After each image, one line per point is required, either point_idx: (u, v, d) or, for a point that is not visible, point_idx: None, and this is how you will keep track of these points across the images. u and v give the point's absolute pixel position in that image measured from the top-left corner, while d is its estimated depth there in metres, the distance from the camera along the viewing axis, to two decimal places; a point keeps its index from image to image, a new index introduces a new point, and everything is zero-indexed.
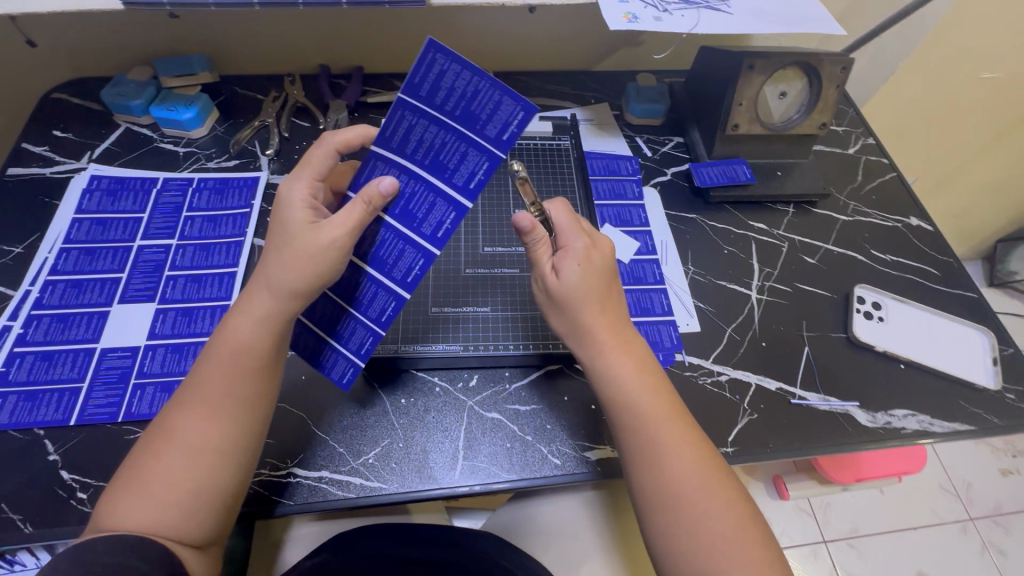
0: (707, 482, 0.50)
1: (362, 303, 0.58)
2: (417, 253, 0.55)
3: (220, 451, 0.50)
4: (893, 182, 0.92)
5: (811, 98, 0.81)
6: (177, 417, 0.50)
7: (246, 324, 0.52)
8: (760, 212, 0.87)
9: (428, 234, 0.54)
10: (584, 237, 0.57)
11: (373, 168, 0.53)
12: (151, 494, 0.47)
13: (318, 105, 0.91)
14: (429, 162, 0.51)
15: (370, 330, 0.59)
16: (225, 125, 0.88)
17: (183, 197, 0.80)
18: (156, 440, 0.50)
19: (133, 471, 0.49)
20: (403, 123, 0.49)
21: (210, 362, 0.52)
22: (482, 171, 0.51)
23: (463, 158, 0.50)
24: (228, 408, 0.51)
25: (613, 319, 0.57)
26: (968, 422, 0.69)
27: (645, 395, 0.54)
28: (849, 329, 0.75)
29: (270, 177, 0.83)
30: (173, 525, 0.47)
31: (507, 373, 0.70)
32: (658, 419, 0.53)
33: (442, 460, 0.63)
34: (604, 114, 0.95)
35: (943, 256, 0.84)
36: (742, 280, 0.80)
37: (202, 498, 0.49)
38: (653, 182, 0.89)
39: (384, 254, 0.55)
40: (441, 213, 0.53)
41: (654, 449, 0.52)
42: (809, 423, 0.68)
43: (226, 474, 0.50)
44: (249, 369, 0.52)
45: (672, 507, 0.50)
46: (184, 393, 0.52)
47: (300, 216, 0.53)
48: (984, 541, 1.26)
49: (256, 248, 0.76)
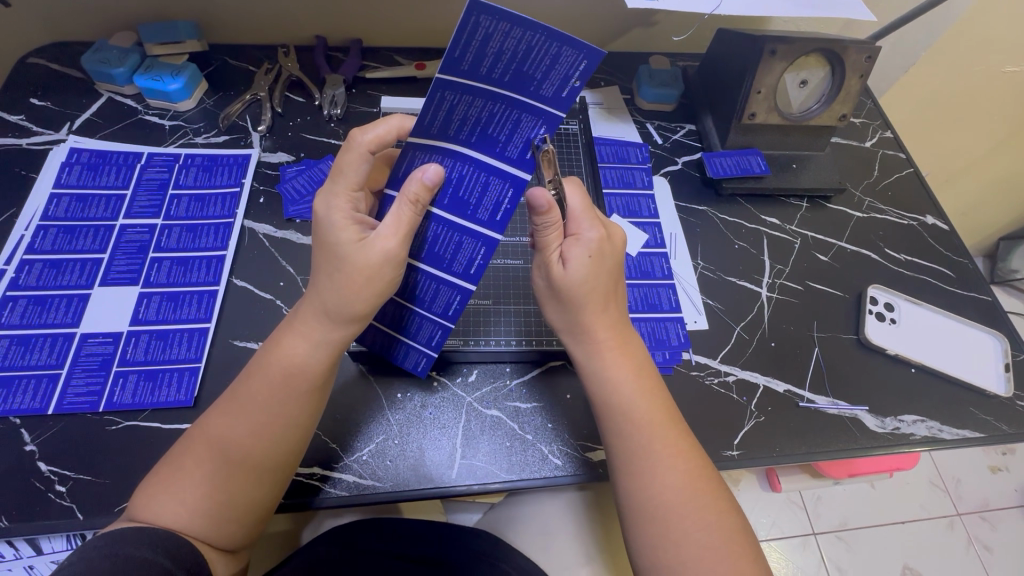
0: (700, 494, 0.48)
1: (428, 300, 0.56)
2: (477, 243, 0.51)
3: (257, 468, 0.48)
4: (910, 178, 0.89)
5: (833, 87, 0.77)
6: (222, 423, 0.48)
7: (299, 339, 0.50)
8: (773, 206, 0.84)
9: (485, 219, 0.49)
10: (599, 228, 0.51)
11: (414, 159, 0.48)
12: (188, 497, 0.46)
13: (314, 79, 0.86)
14: (477, 140, 0.45)
15: (440, 325, 0.58)
16: (215, 98, 0.83)
17: (170, 174, 0.75)
18: (196, 444, 0.48)
19: (171, 471, 0.47)
20: (445, 105, 0.43)
21: (259, 376, 0.49)
22: (539, 137, 0.44)
23: (517, 127, 0.44)
24: (277, 427, 0.48)
25: (615, 320, 0.54)
26: (977, 429, 0.68)
27: (643, 402, 0.52)
28: (860, 330, 0.73)
29: (262, 155, 0.79)
30: (205, 530, 0.46)
31: (508, 369, 0.67)
32: (653, 427, 0.51)
33: (439, 459, 0.61)
34: (614, 97, 0.91)
35: (959, 257, 0.82)
36: (753, 277, 0.77)
37: (234, 509, 0.47)
38: (663, 171, 0.85)
39: (440, 249, 0.52)
40: (498, 192, 0.48)
41: (646, 456, 0.50)
42: (816, 428, 0.66)
43: (262, 491, 0.48)
44: (298, 391, 0.49)
45: (658, 517, 0.47)
46: (231, 400, 0.49)
47: (346, 233, 0.47)
48: (970, 536, 1.27)
49: (247, 230, 0.73)
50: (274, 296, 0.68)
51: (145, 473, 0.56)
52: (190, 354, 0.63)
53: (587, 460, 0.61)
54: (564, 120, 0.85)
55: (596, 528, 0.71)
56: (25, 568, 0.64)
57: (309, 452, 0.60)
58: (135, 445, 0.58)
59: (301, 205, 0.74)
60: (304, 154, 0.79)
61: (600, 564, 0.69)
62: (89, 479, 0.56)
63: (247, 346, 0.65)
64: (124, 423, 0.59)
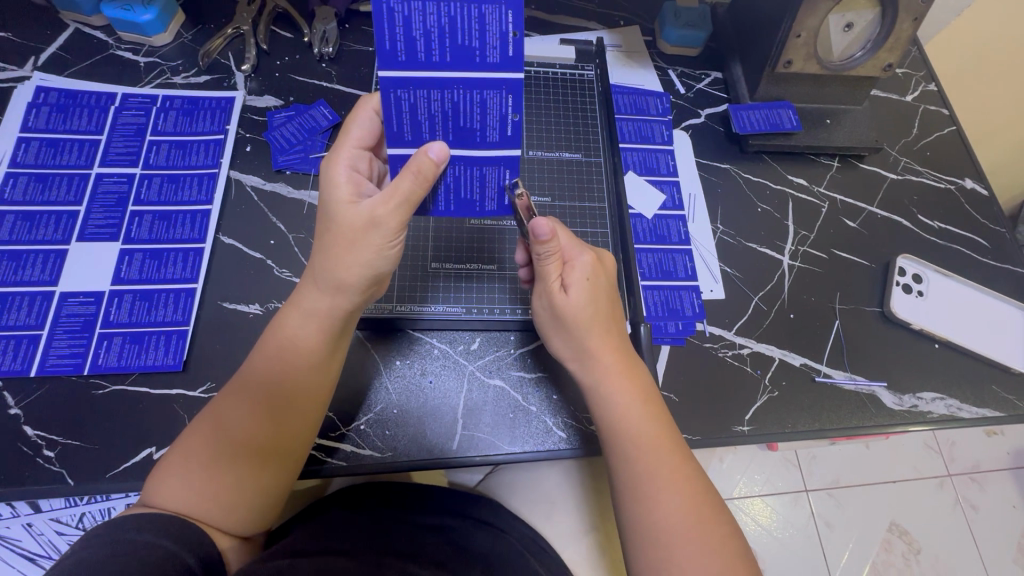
0: (703, 520, 0.45)
1: (477, 198, 0.49)
2: (501, 93, 0.44)
3: (267, 451, 0.46)
4: (951, 137, 0.82)
5: (882, 31, 0.68)
6: (229, 405, 0.47)
7: (298, 313, 0.48)
8: (801, 165, 0.77)
9: (496, 139, 0.46)
10: (589, 251, 0.53)
11: (398, 102, 0.43)
12: (195, 479, 0.44)
13: (302, 12, 0.78)
14: (451, 57, 0.42)
15: (503, 160, 0.47)
16: (193, 32, 0.75)
17: (147, 118, 0.69)
18: (205, 426, 0.46)
19: (184, 452, 0.45)
20: (398, 18, 0.40)
21: (260, 351, 0.48)
22: (511, 25, 0.41)
23: (484, 23, 0.41)
24: (280, 410, 0.47)
25: (618, 344, 0.53)
26: (996, 408, 0.66)
27: (647, 428, 0.49)
28: (885, 303, 0.69)
29: (247, 97, 0.72)
30: (213, 513, 0.44)
31: (512, 337, 0.64)
32: (654, 451, 0.48)
33: (440, 431, 0.59)
34: (634, 39, 0.83)
35: (996, 225, 0.77)
36: (775, 243, 0.72)
37: (245, 494, 0.45)
38: (684, 125, 0.78)
39: (465, 120, 0.45)
40: (497, 104, 0.44)
41: (645, 482, 0.47)
42: (832, 403, 0.64)
43: (270, 476, 0.46)
44: (298, 364, 0.48)
45: (662, 546, 0.44)
46: (240, 383, 0.48)
47: (343, 191, 0.47)
48: (958, 496, 1.29)
49: (232, 181, 0.67)
50: (265, 255, 0.64)
51: (135, 439, 0.55)
52: (178, 316, 0.59)
53: (591, 433, 0.59)
54: (579, 65, 0.77)
55: (597, 497, 0.71)
56: (24, 524, 0.63)
57: (331, 425, 0.58)
58: (123, 410, 0.56)
59: (291, 154, 0.68)
60: (293, 98, 0.73)
61: (597, 533, 0.69)
62: (78, 444, 0.54)
63: (237, 309, 0.61)
64: (110, 388, 0.56)
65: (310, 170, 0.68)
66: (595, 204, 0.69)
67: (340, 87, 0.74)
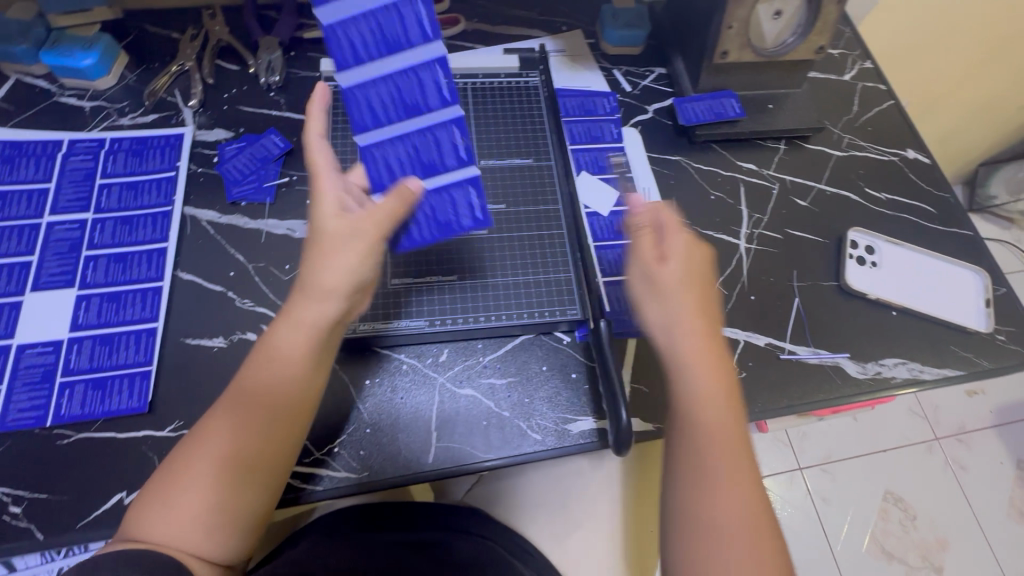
0: (760, 524, 0.46)
1: (452, 218, 0.53)
2: (449, 128, 0.50)
3: (245, 467, 0.46)
4: (891, 111, 0.85)
5: (810, 16, 0.71)
6: (208, 424, 0.46)
7: (285, 321, 0.48)
8: (750, 151, 0.79)
9: (455, 163, 0.51)
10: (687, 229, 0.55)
11: (374, 159, 0.50)
12: (175, 504, 0.44)
13: (246, 44, 0.78)
14: (403, 113, 0.48)
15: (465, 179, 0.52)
16: (138, 73, 0.75)
17: (95, 162, 0.69)
18: (184, 449, 0.46)
19: (163, 479, 0.45)
20: (357, 97, 0.47)
21: (249, 364, 0.48)
22: (444, 75, 0.48)
23: (422, 80, 0.47)
24: (257, 426, 0.46)
25: (709, 332, 0.52)
26: (957, 367, 0.67)
27: (733, 425, 0.49)
28: (841, 277, 0.71)
29: (197, 132, 0.72)
30: (192, 539, 0.44)
31: (480, 345, 0.64)
32: (730, 452, 0.48)
33: (415, 446, 0.59)
34: (577, 43, 0.85)
35: (941, 191, 0.79)
36: (731, 228, 0.74)
37: (223, 516, 0.45)
38: (633, 121, 0.80)
39: (427, 155, 0.50)
40: (450, 138, 0.50)
41: (712, 478, 0.47)
42: (798, 379, 0.65)
43: (250, 494, 0.46)
44: (281, 377, 0.47)
45: (716, 541, 0.45)
46: (222, 400, 0.47)
47: (326, 205, 0.49)
48: (948, 458, 1.32)
49: (186, 217, 0.67)
50: (225, 288, 0.64)
51: (103, 486, 0.54)
52: (139, 357, 0.59)
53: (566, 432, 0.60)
54: (523, 72, 0.79)
55: None
56: None
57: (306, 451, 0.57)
58: (89, 458, 0.55)
59: (245, 185, 0.69)
60: (243, 129, 0.73)
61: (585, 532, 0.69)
62: (45, 498, 0.53)
63: (201, 344, 0.61)
64: (75, 437, 0.56)
65: (265, 200, 0.68)
66: (550, 207, 0.70)
67: (289, 115, 0.74)
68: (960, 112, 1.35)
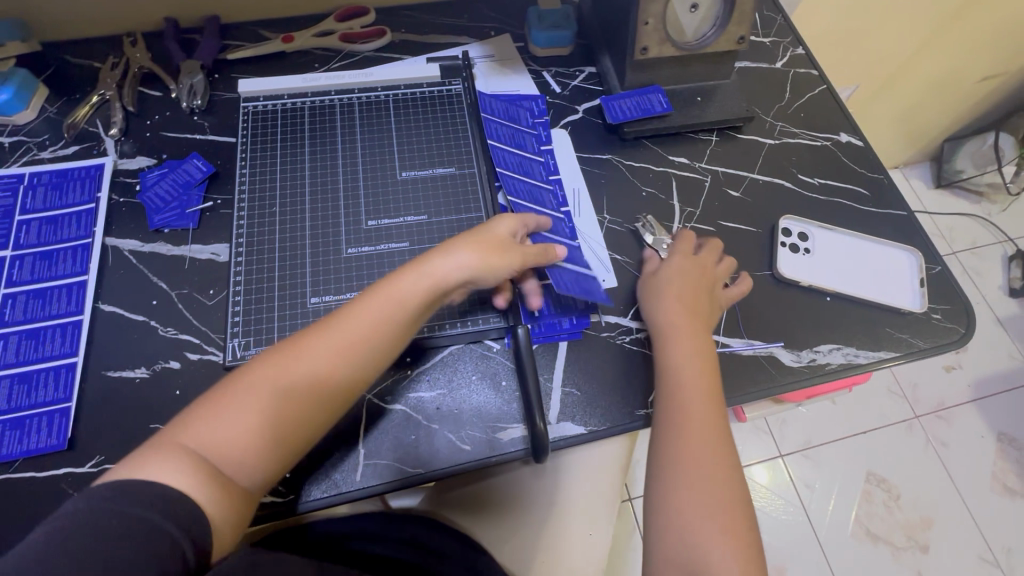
0: (718, 497, 0.51)
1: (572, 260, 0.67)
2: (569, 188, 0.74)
3: (306, 398, 0.50)
4: (823, 96, 0.85)
5: (726, 7, 0.71)
6: (292, 359, 0.50)
7: (422, 274, 0.55)
8: (682, 144, 0.79)
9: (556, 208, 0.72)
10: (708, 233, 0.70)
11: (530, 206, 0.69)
12: (234, 418, 0.47)
13: (169, 69, 0.78)
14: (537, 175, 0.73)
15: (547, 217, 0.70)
16: (58, 105, 0.75)
17: (14, 198, 0.68)
18: (257, 371, 0.50)
19: (219, 396, 0.49)
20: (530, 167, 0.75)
21: (351, 312, 0.53)
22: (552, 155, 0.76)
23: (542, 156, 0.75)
24: (331, 364, 0.51)
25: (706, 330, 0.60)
26: (892, 349, 0.67)
27: (707, 409, 0.55)
28: (773, 266, 0.71)
29: (118, 161, 0.71)
30: (235, 455, 0.47)
31: (407, 358, 0.63)
32: (703, 433, 0.53)
33: (341, 465, 0.58)
34: (506, 47, 0.84)
35: (875, 173, 0.79)
36: (664, 223, 0.74)
37: (270, 440, 0.48)
38: (563, 122, 0.80)
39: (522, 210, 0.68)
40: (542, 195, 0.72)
41: (676, 456, 0.52)
42: (733, 371, 0.65)
43: (301, 422, 0.49)
44: (368, 330, 0.53)
45: (677, 513, 0.50)
46: (301, 336, 0.52)
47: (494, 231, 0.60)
48: (928, 435, 1.32)
49: (108, 248, 0.66)
50: (148, 317, 0.63)
51: (21, 528, 0.53)
52: (59, 394, 0.58)
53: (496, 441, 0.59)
54: (446, 81, 0.78)
55: None
56: None
57: None
58: (8, 499, 0.54)
59: (168, 212, 0.68)
60: (166, 155, 0.72)
61: None
62: None
63: (123, 376, 0.60)
64: None
65: (187, 225, 0.68)
66: (473, 214, 0.69)
67: (213, 137, 0.74)
68: (917, 90, 1.36)
